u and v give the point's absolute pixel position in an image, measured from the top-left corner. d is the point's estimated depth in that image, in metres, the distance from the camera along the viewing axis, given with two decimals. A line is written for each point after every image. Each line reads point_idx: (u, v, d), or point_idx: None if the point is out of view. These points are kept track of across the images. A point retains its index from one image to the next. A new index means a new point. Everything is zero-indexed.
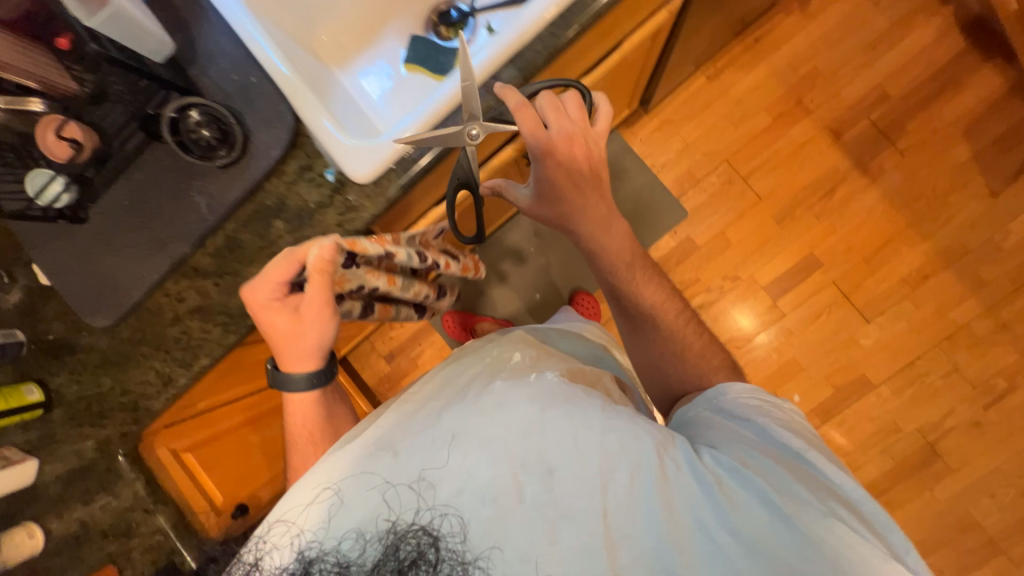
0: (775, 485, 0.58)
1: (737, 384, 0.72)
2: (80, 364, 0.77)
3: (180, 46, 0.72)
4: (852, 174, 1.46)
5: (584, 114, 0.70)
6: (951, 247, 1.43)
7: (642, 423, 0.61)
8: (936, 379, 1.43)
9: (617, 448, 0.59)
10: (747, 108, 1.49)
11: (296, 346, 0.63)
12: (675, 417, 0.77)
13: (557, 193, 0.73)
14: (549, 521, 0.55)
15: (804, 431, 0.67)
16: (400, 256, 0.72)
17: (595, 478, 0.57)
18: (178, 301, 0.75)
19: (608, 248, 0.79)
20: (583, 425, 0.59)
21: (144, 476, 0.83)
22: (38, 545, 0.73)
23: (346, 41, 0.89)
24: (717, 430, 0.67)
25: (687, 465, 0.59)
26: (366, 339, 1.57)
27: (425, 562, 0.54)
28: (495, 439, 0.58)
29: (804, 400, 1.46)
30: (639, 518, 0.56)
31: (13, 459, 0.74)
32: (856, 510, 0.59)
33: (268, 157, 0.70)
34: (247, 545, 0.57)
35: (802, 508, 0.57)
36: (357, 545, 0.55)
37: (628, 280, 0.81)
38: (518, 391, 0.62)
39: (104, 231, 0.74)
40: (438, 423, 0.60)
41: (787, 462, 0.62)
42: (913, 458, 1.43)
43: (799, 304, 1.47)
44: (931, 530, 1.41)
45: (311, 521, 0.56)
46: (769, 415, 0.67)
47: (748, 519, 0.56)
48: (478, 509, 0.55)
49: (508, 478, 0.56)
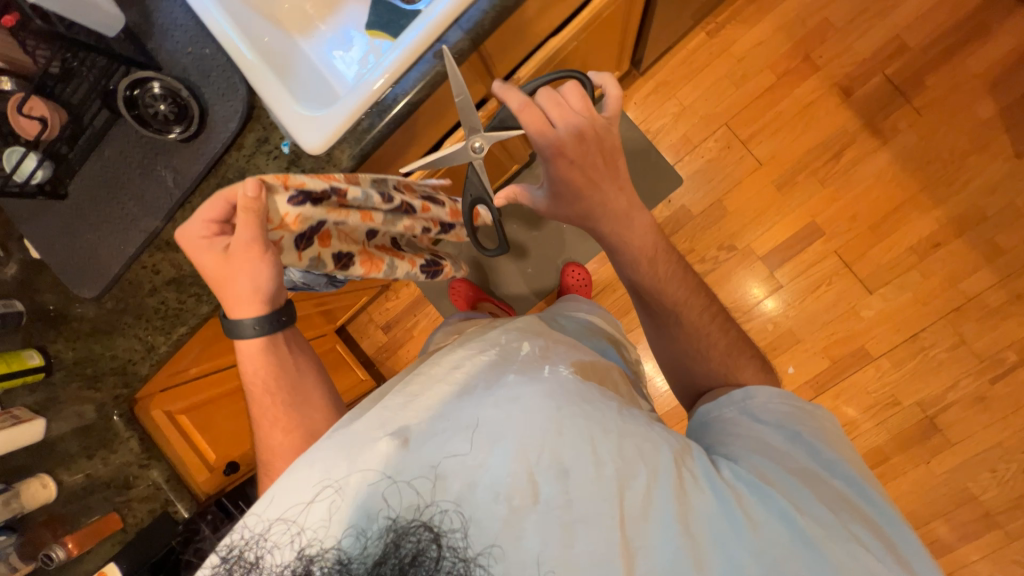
0: (802, 506, 0.52)
1: (767, 388, 0.66)
2: (74, 332, 0.83)
3: (136, 20, 0.74)
4: (861, 136, 1.37)
5: (592, 103, 0.66)
6: (966, 213, 1.34)
7: (659, 432, 0.56)
8: (940, 352, 1.37)
9: (639, 449, 0.53)
10: (749, 66, 1.40)
11: (232, 288, 0.61)
12: (694, 419, 0.71)
13: (576, 193, 0.72)
14: (565, 523, 0.50)
15: (840, 445, 0.60)
16: (353, 192, 0.65)
17: (615, 480, 0.51)
18: (154, 273, 0.79)
19: (631, 244, 0.75)
20: (603, 424, 0.54)
21: (138, 435, 0.89)
22: (53, 494, 0.82)
23: (310, 7, 0.88)
24: (742, 438, 0.61)
25: (709, 480, 0.53)
26: (363, 310, 1.60)
27: (427, 560, 0.47)
28: (510, 434, 0.52)
29: (798, 372, 1.43)
30: (660, 527, 0.50)
31: (22, 417, 0.80)
32: (886, 536, 0.53)
33: (227, 130, 0.73)
34: (238, 542, 0.50)
35: (832, 533, 0.51)
36: (358, 543, 0.48)
37: (651, 276, 0.76)
38: (531, 386, 0.56)
39: (82, 207, 0.77)
40: (448, 416, 0.55)
41: (815, 479, 0.56)
42: (910, 431, 1.39)
43: (799, 274, 1.41)
44: (924, 503, 1.40)
45: (312, 519, 0.49)
46: (801, 424, 0.61)
47: (774, 541, 0.50)
48: (491, 509, 0.49)
49: (523, 476, 0.50)
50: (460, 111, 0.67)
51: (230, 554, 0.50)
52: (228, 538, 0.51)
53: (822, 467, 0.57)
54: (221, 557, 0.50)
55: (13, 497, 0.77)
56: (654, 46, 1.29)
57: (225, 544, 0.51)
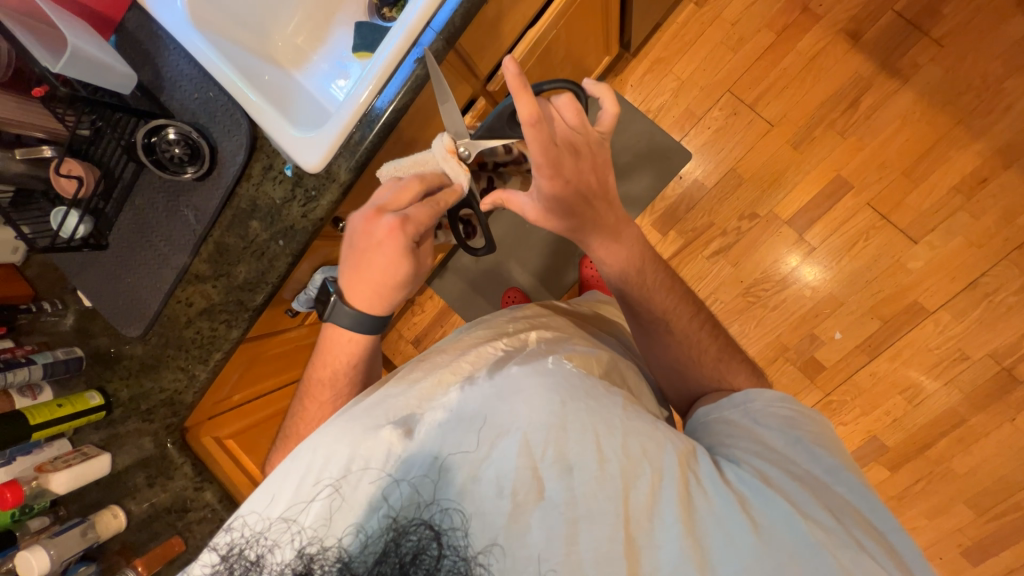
0: (804, 510, 0.49)
1: (765, 391, 0.62)
2: (126, 370, 0.90)
3: (150, 78, 0.82)
4: (878, 79, 1.29)
5: (587, 119, 0.64)
6: (1012, 142, 1.23)
7: (664, 429, 0.54)
8: (1008, 297, 1.24)
9: (646, 446, 0.51)
10: (746, 28, 1.36)
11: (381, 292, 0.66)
12: (692, 422, 0.67)
13: (568, 211, 0.67)
14: (570, 521, 0.49)
15: (840, 451, 0.57)
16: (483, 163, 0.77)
17: (620, 477, 0.50)
18: (188, 305, 0.85)
19: (617, 261, 0.73)
20: (610, 418, 0.52)
21: (191, 460, 0.92)
22: (123, 523, 0.90)
23: (302, 42, 0.94)
24: (742, 440, 0.57)
25: (711, 484, 0.50)
26: (393, 327, 1.64)
27: (428, 559, 0.49)
28: (514, 428, 0.52)
29: (847, 337, 1.34)
30: (663, 526, 0.49)
31: (90, 454, 0.89)
32: (891, 548, 0.49)
33: (235, 163, 0.79)
34: (237, 540, 0.53)
35: (834, 539, 0.47)
36: (358, 540, 0.50)
37: (637, 287, 0.73)
38: (536, 379, 0.55)
39: (122, 254, 0.84)
40: (453, 411, 0.54)
41: (816, 486, 0.52)
42: (986, 387, 1.26)
43: (831, 234, 1.33)
44: (1016, 466, 1.26)
45: (313, 519, 0.51)
46: (800, 429, 0.57)
47: (777, 545, 0.47)
48: (494, 505, 0.49)
49: (527, 472, 0.50)
50: (446, 116, 0.72)
51: (229, 552, 0.53)
52: (226, 537, 0.53)
53: (823, 472, 0.54)
54: (220, 555, 0.53)
55: (89, 528, 0.87)
56: (641, 25, 1.28)
57: (223, 542, 0.53)
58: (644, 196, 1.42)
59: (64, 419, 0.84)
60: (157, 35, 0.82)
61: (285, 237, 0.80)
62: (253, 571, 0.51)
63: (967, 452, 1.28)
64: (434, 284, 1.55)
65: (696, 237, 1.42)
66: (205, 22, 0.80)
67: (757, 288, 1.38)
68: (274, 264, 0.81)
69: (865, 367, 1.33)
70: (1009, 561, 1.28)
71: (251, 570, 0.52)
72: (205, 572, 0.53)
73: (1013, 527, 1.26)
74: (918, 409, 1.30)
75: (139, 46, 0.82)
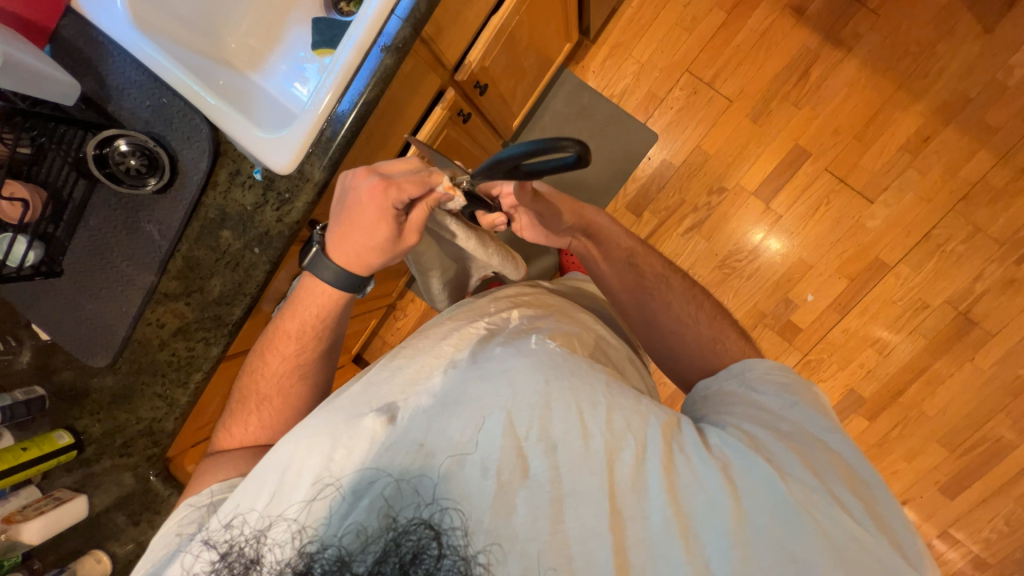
0: (785, 470, 0.49)
1: (763, 360, 0.62)
2: (96, 404, 0.84)
3: (94, 87, 0.77)
4: (824, 50, 1.35)
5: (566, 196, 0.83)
6: (948, 101, 1.31)
7: (648, 402, 0.53)
8: (958, 245, 1.32)
9: (630, 419, 0.51)
10: (698, 9, 1.39)
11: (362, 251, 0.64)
12: (692, 395, 0.67)
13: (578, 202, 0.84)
14: (556, 498, 0.48)
15: (833, 416, 0.56)
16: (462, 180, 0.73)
17: (605, 452, 0.50)
18: (159, 326, 0.81)
19: (623, 243, 0.83)
20: (593, 394, 0.52)
21: (178, 491, 0.86)
22: (107, 568, 0.83)
23: (255, 42, 0.90)
24: (738, 407, 0.57)
25: (698, 453, 0.50)
26: (376, 335, 1.58)
27: (428, 559, 0.47)
28: (496, 408, 0.51)
29: (819, 298, 1.40)
30: (649, 495, 0.49)
31: (64, 498, 0.82)
32: (873, 502, 0.49)
33: (199, 171, 0.76)
34: (237, 538, 0.51)
35: (814, 499, 0.47)
36: (358, 538, 0.48)
37: (641, 276, 0.78)
38: (519, 359, 0.55)
39: (80, 280, 0.79)
40: (436, 396, 0.53)
41: (808, 447, 0.52)
42: (947, 332, 1.34)
43: (795, 201, 1.39)
44: (979, 402, 1.35)
45: (313, 517, 0.49)
46: (798, 395, 0.57)
47: (757, 503, 0.47)
48: (480, 486, 0.48)
49: (511, 451, 0.49)
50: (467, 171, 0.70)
51: (229, 551, 0.50)
52: (226, 535, 0.51)
53: (817, 434, 0.53)
54: (219, 554, 0.51)
55: None
56: (598, 11, 1.31)
57: (223, 540, 0.51)
58: (614, 182, 1.46)
59: (30, 463, 0.77)
60: (98, 41, 0.77)
61: (256, 242, 0.77)
62: (254, 571, 0.49)
63: (936, 394, 1.36)
64: (414, 287, 1.52)
65: (670, 215, 1.45)
66: (150, 24, 0.76)
67: (731, 259, 1.43)
68: (251, 274, 0.77)
69: (837, 324, 1.39)
70: (982, 492, 1.36)
71: (250, 570, 0.49)
72: (204, 571, 0.50)
73: (982, 459, 1.35)
74: (888, 358, 1.37)
75: (77, 54, 0.77)
